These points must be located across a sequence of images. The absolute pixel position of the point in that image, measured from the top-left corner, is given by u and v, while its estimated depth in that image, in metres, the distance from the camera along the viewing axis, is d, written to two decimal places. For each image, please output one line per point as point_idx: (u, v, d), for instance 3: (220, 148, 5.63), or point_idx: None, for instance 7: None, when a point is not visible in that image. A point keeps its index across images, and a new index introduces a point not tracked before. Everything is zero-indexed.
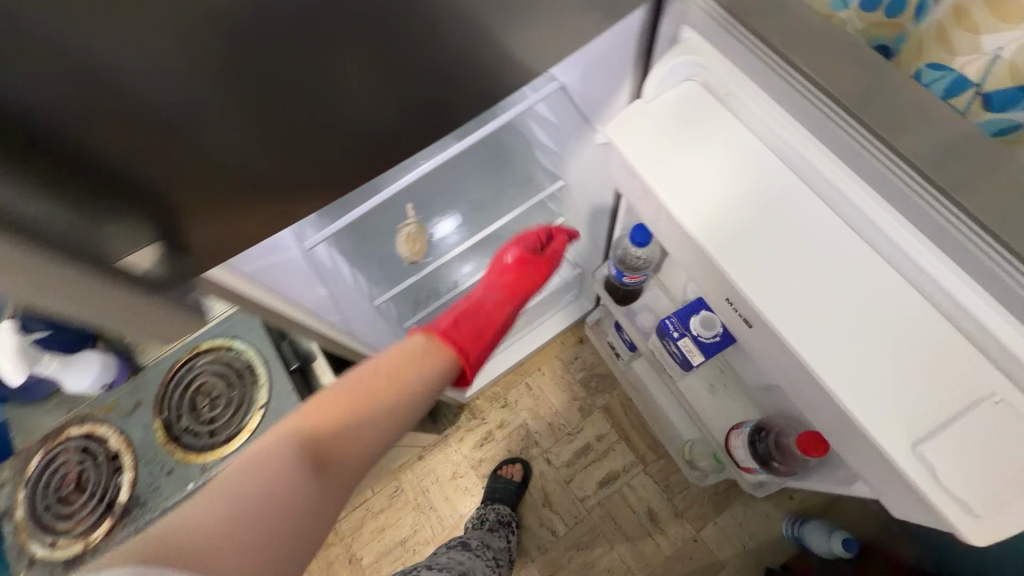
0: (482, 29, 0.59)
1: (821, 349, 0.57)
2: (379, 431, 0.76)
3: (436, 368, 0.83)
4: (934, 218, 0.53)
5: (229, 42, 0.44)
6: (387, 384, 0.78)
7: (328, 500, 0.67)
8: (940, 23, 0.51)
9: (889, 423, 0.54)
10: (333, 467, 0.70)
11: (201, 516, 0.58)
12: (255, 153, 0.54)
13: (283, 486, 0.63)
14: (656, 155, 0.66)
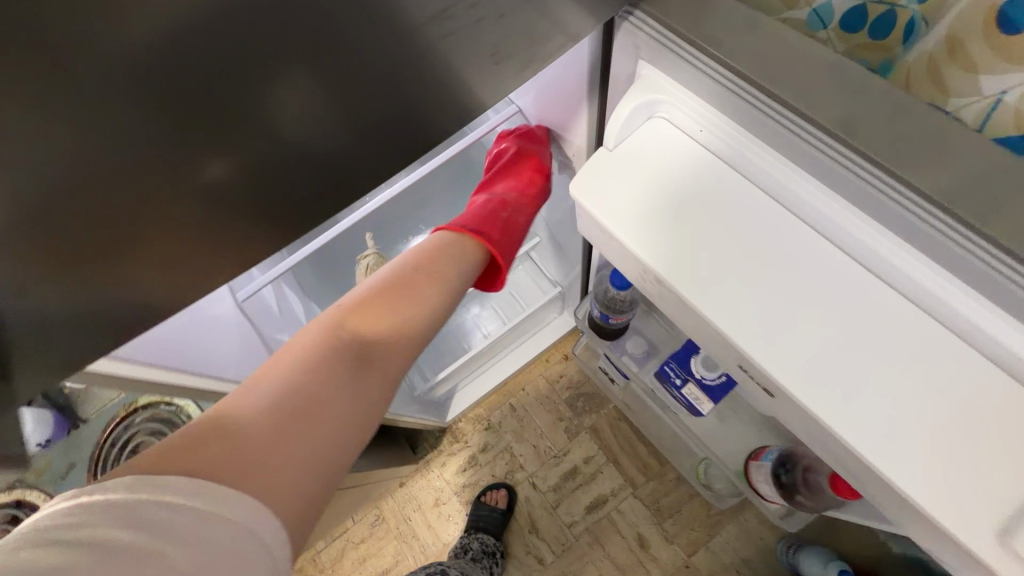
0: (414, 63, 0.49)
1: (868, 433, 0.44)
2: (419, 327, 0.68)
3: (469, 266, 0.78)
4: (977, 266, 0.43)
5: (109, 116, 0.35)
6: (423, 281, 0.71)
7: (371, 393, 0.59)
8: (930, 57, 0.45)
9: (957, 512, 0.41)
10: (375, 365, 0.62)
11: (244, 410, 0.50)
12: (127, 224, 0.43)
13: (325, 378, 0.56)
14: (627, 213, 0.52)
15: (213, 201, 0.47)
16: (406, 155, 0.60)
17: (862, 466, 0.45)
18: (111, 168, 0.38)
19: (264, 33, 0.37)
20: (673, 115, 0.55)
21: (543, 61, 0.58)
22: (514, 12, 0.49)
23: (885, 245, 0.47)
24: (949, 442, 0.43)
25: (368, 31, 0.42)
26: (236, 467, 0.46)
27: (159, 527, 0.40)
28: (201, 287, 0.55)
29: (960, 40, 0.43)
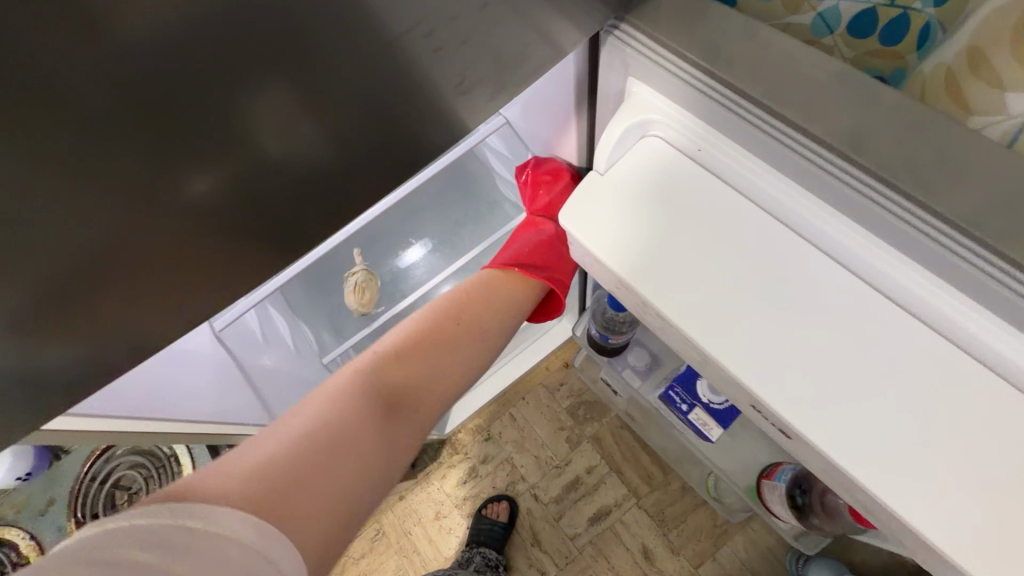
0: (390, 86, 0.46)
1: (890, 480, 0.39)
2: (449, 378, 0.67)
3: (504, 304, 0.76)
4: (1005, 293, 0.39)
5: (60, 146, 0.32)
6: (455, 325, 0.70)
7: (403, 439, 0.57)
8: (948, 69, 0.42)
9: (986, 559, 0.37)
10: (403, 413, 0.60)
11: (285, 436, 0.48)
12: (65, 264, 0.39)
13: (364, 411, 0.54)
14: (625, 245, 0.48)
15: (171, 232, 0.43)
16: (386, 177, 0.56)
17: (888, 516, 0.41)
18: (67, 204, 0.35)
19: (213, 51, 0.33)
20: (669, 133, 0.51)
21: (528, 75, 0.54)
22: (495, 27, 0.45)
23: (900, 270, 0.44)
24: (981, 486, 0.39)
25: (338, 53, 0.39)
26: (282, 492, 0.43)
27: (171, 547, 0.35)
28: (167, 325, 0.51)
29: (986, 53, 0.39)
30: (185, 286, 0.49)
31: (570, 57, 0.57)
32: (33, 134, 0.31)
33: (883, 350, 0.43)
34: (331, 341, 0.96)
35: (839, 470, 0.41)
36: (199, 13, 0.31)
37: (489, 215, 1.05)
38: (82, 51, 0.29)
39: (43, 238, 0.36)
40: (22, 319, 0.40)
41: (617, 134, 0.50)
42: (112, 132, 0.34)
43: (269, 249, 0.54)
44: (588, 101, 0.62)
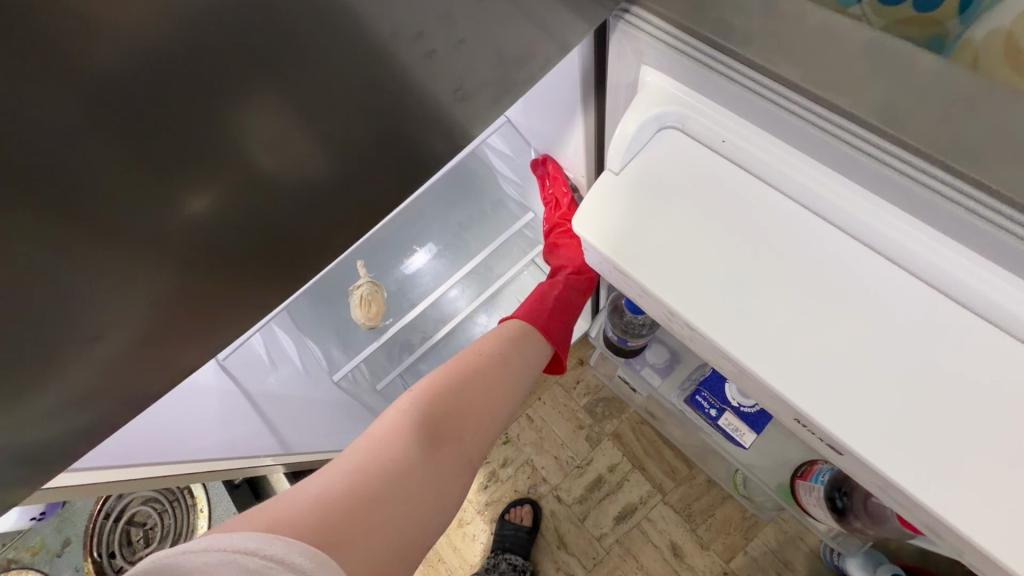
0: (383, 96, 0.42)
1: (964, 497, 0.35)
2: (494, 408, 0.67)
3: (529, 352, 0.76)
4: None
5: (18, 178, 0.29)
6: (493, 358, 0.71)
7: (453, 476, 0.58)
8: (1008, 33, 0.38)
9: None
10: (449, 446, 0.60)
11: (332, 479, 0.51)
12: (43, 310, 0.36)
13: (412, 459, 0.55)
14: (646, 245, 0.44)
15: (155, 264, 0.40)
16: (385, 191, 0.53)
17: (954, 535, 0.37)
18: (53, 241, 0.33)
19: (180, 65, 0.29)
20: (686, 124, 0.48)
21: (531, 71, 0.50)
22: (492, 19, 0.42)
23: (947, 259, 0.40)
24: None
25: (322, 61, 0.36)
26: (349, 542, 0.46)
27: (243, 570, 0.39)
28: (168, 365, 0.49)
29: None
30: (184, 325, 0.47)
31: (574, 52, 0.53)
32: (9, 175, 0.28)
33: (942, 350, 0.38)
34: (340, 356, 0.95)
35: (898, 491, 0.37)
36: (179, 25, 0.28)
37: (495, 218, 1.02)
38: (40, 80, 0.26)
39: (32, 286, 0.34)
40: (13, 380, 0.37)
41: (631, 129, 0.46)
42: (98, 159, 0.31)
43: (267, 275, 0.51)
44: (595, 97, 0.59)
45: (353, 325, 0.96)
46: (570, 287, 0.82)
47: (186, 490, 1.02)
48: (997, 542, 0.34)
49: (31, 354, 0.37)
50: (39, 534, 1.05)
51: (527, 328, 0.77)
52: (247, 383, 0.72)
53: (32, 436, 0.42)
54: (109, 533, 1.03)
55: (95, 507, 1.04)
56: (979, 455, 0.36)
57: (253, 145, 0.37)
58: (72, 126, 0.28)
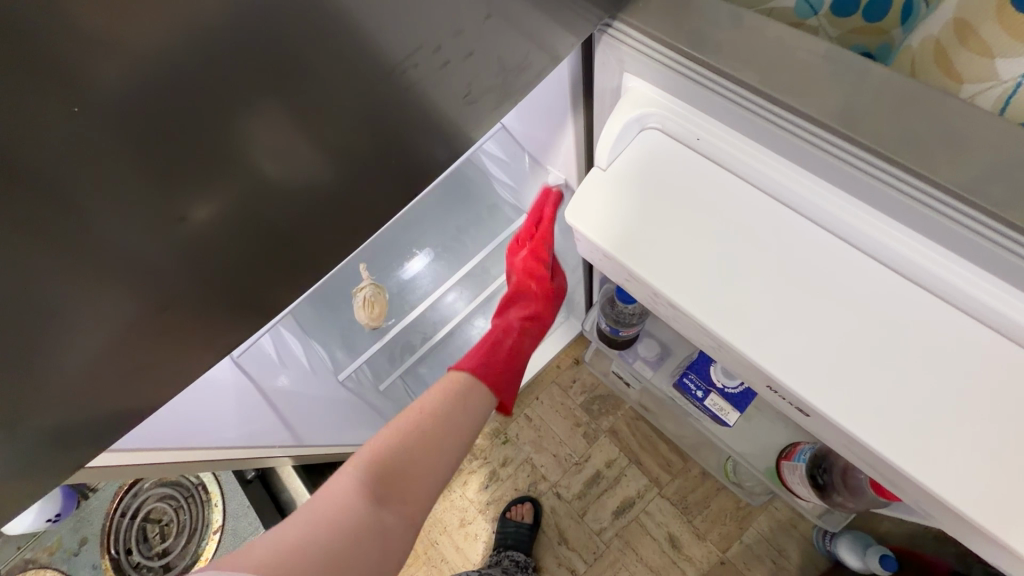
0: (393, 104, 0.46)
1: (918, 451, 0.39)
2: (444, 468, 0.69)
3: (475, 413, 0.76)
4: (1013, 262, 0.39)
5: (58, 182, 0.32)
6: (450, 414, 0.72)
7: (399, 541, 0.59)
8: (937, 42, 0.41)
9: (1005, 511, 0.37)
10: (395, 504, 0.62)
11: (286, 537, 0.52)
12: (82, 301, 0.39)
13: (357, 520, 0.56)
14: (629, 236, 0.48)
15: (178, 263, 0.43)
16: (394, 191, 0.57)
17: (913, 486, 0.41)
18: (80, 243, 0.36)
19: (198, 78, 0.33)
20: (666, 125, 0.52)
21: (528, 79, 0.55)
22: (493, 32, 0.46)
23: (903, 242, 0.44)
24: (1018, 450, 0.38)
25: (335, 71, 0.40)
26: None
27: None
28: (198, 355, 0.52)
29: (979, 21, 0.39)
30: (209, 317, 0.50)
31: (564, 65, 0.57)
32: (54, 181, 0.32)
33: (900, 323, 0.43)
34: (343, 358, 0.98)
35: (863, 448, 0.42)
36: (207, 44, 0.32)
37: (490, 222, 1.06)
38: (77, 95, 0.29)
39: (73, 280, 0.37)
40: (53, 369, 0.41)
41: (613, 133, 0.50)
42: (119, 169, 0.34)
43: (287, 270, 0.55)
44: (584, 103, 0.63)
45: (357, 327, 1.00)
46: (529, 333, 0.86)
47: (200, 487, 1.05)
48: (954, 490, 0.38)
49: (73, 344, 0.41)
50: (56, 535, 1.07)
51: (470, 380, 0.77)
52: (262, 381, 0.75)
53: (74, 419, 0.46)
54: (126, 530, 1.06)
55: (112, 506, 1.07)
56: (935, 416, 0.40)
57: (258, 150, 0.41)
58: (103, 135, 0.32)
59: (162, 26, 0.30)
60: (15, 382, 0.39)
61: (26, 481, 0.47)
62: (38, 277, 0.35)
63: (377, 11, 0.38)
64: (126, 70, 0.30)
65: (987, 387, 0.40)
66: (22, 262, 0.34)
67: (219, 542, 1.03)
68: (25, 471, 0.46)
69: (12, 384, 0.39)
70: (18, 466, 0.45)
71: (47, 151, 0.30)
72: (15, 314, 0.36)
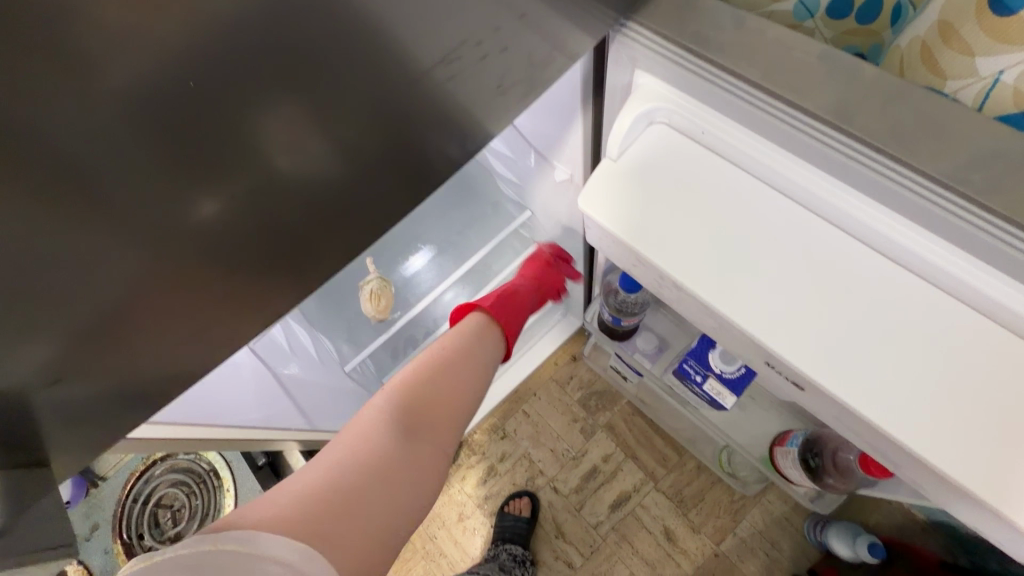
0: (415, 98, 0.49)
1: (907, 425, 0.42)
2: (466, 395, 0.75)
3: (487, 349, 0.82)
4: (999, 247, 0.42)
5: (94, 167, 0.34)
6: (462, 350, 0.78)
7: (430, 461, 0.65)
8: (923, 42, 0.44)
9: (987, 478, 0.40)
10: (423, 429, 0.67)
11: (323, 469, 0.57)
12: (122, 280, 0.41)
13: (387, 447, 0.61)
14: (641, 223, 0.51)
15: (207, 249, 0.45)
16: (412, 184, 0.60)
17: (902, 455, 0.44)
18: (111, 227, 0.38)
19: (229, 66, 0.35)
20: (672, 119, 0.55)
21: (541, 78, 0.57)
22: (511, 31, 0.49)
23: (899, 231, 0.46)
24: (994, 421, 0.42)
25: (364, 62, 0.42)
26: (335, 521, 0.52)
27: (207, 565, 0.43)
28: (224, 340, 0.55)
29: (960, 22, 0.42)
30: (235, 301, 0.52)
31: (576, 64, 0.60)
32: (90, 165, 0.34)
33: (890, 306, 0.46)
34: (349, 351, 1.00)
35: (856, 420, 0.45)
36: (241, 36, 0.34)
37: (494, 219, 1.08)
38: (118, 84, 0.31)
39: (114, 258, 0.40)
40: (94, 343, 0.43)
41: (625, 127, 0.53)
42: (138, 162, 0.35)
43: (311, 258, 0.57)
44: (593, 100, 0.66)
45: (362, 320, 1.02)
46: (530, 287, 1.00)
47: (212, 472, 1.09)
48: (939, 458, 0.41)
49: (114, 320, 0.43)
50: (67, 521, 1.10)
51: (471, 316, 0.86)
52: (276, 368, 0.77)
53: (105, 392, 0.48)
54: (137, 516, 1.09)
55: (124, 492, 1.10)
56: (923, 390, 0.43)
57: (274, 142, 0.42)
58: (137, 122, 0.33)
59: (202, 16, 0.32)
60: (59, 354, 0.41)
61: (62, 455, 0.49)
62: (80, 254, 0.37)
63: (411, 10, 0.40)
64: (153, 65, 0.32)
65: (972, 365, 0.43)
66: (64, 241, 0.36)
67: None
68: (59, 441, 0.48)
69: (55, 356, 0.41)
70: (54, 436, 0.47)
71: (81, 137, 0.32)
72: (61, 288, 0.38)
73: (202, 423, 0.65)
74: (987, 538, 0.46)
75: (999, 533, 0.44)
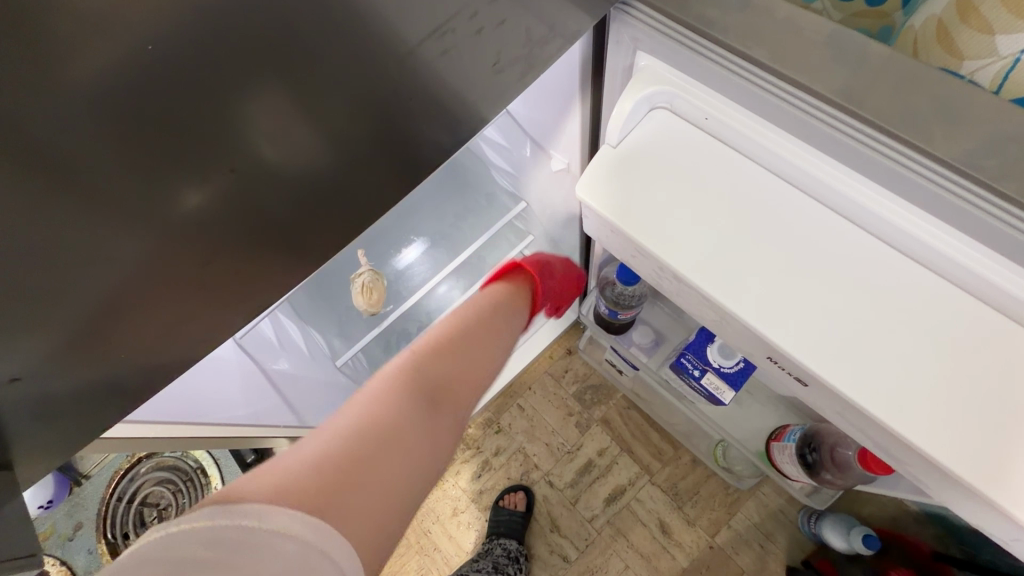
0: (408, 78, 0.47)
1: (917, 420, 0.41)
2: (485, 367, 0.77)
3: (501, 324, 0.83)
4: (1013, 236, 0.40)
5: (64, 155, 0.32)
6: (483, 325, 0.80)
7: (451, 424, 0.66)
8: (939, 21, 0.43)
9: (996, 473, 0.39)
10: (446, 395, 0.68)
11: (349, 421, 0.57)
12: (96, 271, 0.39)
13: (414, 404, 0.62)
14: (642, 212, 0.49)
15: (188, 240, 0.43)
16: (403, 173, 0.58)
17: (910, 450, 0.43)
18: (80, 220, 0.35)
19: (209, 43, 0.32)
20: (675, 103, 0.53)
21: (538, 61, 0.55)
22: (509, 7, 0.46)
23: (910, 220, 0.45)
24: (1004, 414, 0.41)
25: (354, 38, 0.40)
26: (364, 467, 0.52)
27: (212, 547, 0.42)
28: (208, 333, 0.53)
29: None
30: (217, 294, 0.50)
31: (575, 46, 0.57)
32: (59, 151, 0.31)
33: (897, 297, 0.44)
34: (340, 346, 0.98)
35: (862, 414, 0.44)
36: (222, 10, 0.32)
37: (489, 210, 1.06)
38: (87, 64, 0.29)
39: (87, 248, 0.37)
40: (70, 336, 0.41)
41: (625, 111, 0.51)
42: (112, 148, 0.33)
43: (297, 251, 0.55)
44: (592, 84, 0.64)
45: (353, 314, 0.99)
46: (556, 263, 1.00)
47: (200, 470, 1.07)
48: (947, 452, 0.40)
49: (89, 313, 0.41)
50: (50, 521, 1.07)
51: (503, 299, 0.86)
52: (264, 363, 0.75)
53: (79, 390, 0.45)
54: (122, 514, 1.06)
55: (108, 490, 1.08)
56: (933, 383, 0.42)
57: (261, 130, 0.40)
58: (110, 105, 0.31)
59: None
60: (30, 347, 0.39)
61: (41, 449, 0.47)
62: (47, 246, 0.35)
63: None
64: (120, 46, 0.29)
65: (983, 355, 0.42)
66: (30, 233, 0.33)
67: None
68: (30, 440, 0.46)
69: (26, 349, 0.39)
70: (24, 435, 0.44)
71: (46, 123, 0.30)
72: (30, 279, 0.36)
73: (187, 420, 0.63)
74: (991, 533, 0.45)
75: (1005, 530, 0.43)
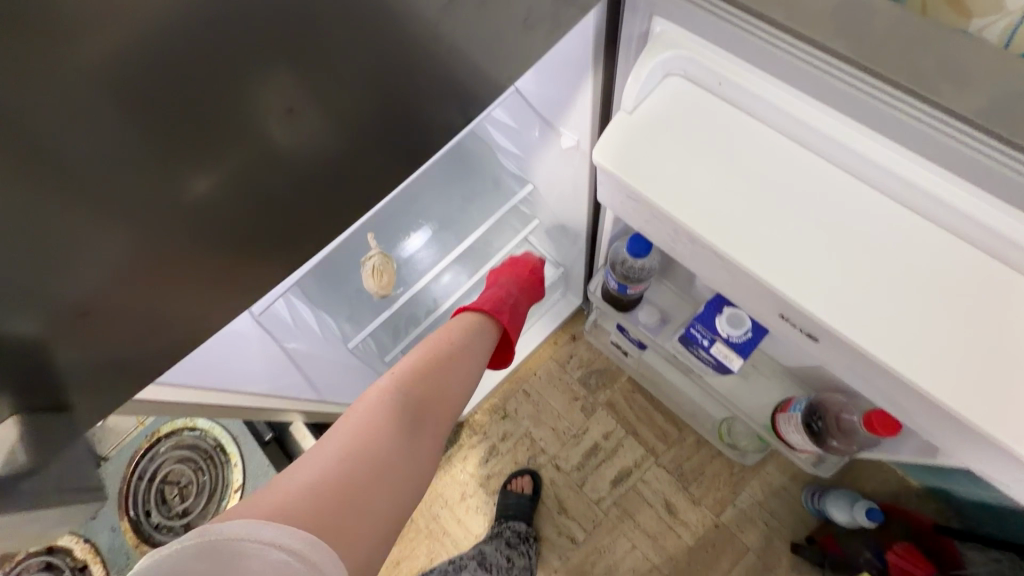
0: (430, 48, 0.48)
1: (926, 368, 0.43)
2: (458, 394, 0.77)
3: (483, 341, 0.86)
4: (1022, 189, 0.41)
5: (72, 138, 0.33)
6: (459, 349, 0.80)
7: (428, 455, 0.67)
8: None
9: (1000, 416, 0.41)
10: (423, 424, 0.69)
11: (332, 458, 0.57)
12: (128, 237, 0.40)
13: (393, 438, 0.62)
14: (657, 179, 0.51)
15: (206, 220, 0.44)
16: (421, 148, 0.59)
17: (919, 399, 0.45)
18: (90, 205, 0.36)
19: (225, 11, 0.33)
20: (688, 70, 0.54)
21: (556, 28, 0.56)
22: None
23: (924, 179, 0.46)
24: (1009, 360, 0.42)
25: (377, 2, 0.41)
26: (347, 514, 0.52)
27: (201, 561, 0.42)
28: (233, 304, 0.54)
29: None
30: (244, 265, 0.51)
31: (590, 15, 0.58)
32: (71, 132, 0.32)
33: (908, 251, 0.46)
34: (351, 329, 0.99)
35: (874, 365, 0.45)
36: None
37: (496, 194, 1.06)
38: (106, 36, 0.30)
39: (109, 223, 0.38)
40: (102, 303, 0.42)
41: (641, 77, 0.52)
42: (121, 130, 0.34)
43: (319, 225, 0.56)
44: (606, 55, 0.65)
45: (364, 297, 1.00)
46: (519, 294, 1.02)
47: (218, 449, 1.09)
48: (955, 397, 0.42)
49: (119, 283, 0.42)
50: None
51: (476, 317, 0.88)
52: (281, 341, 0.76)
53: (115, 360, 0.47)
54: (143, 492, 1.08)
55: (128, 470, 1.09)
56: (941, 332, 0.43)
57: (264, 117, 0.41)
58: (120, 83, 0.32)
59: None
60: (65, 313, 0.40)
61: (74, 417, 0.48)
62: (70, 220, 0.36)
63: None
64: (139, 18, 0.31)
65: (990, 304, 0.44)
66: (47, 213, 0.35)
67: (240, 499, 1.06)
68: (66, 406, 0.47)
69: (62, 314, 0.40)
70: (62, 407, 0.46)
71: (51, 107, 0.31)
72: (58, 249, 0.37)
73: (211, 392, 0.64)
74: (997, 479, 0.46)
75: (1007, 473, 0.44)
